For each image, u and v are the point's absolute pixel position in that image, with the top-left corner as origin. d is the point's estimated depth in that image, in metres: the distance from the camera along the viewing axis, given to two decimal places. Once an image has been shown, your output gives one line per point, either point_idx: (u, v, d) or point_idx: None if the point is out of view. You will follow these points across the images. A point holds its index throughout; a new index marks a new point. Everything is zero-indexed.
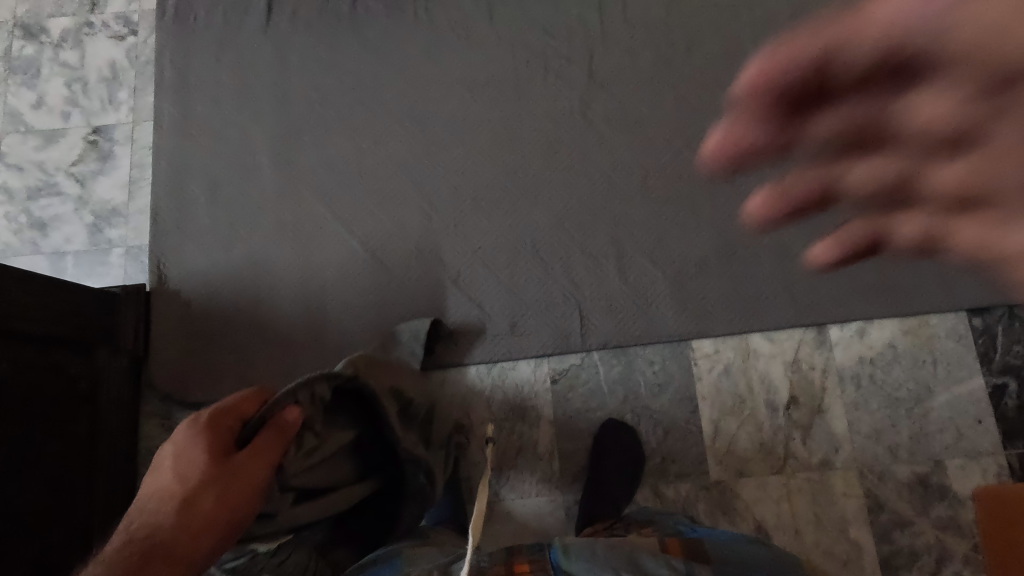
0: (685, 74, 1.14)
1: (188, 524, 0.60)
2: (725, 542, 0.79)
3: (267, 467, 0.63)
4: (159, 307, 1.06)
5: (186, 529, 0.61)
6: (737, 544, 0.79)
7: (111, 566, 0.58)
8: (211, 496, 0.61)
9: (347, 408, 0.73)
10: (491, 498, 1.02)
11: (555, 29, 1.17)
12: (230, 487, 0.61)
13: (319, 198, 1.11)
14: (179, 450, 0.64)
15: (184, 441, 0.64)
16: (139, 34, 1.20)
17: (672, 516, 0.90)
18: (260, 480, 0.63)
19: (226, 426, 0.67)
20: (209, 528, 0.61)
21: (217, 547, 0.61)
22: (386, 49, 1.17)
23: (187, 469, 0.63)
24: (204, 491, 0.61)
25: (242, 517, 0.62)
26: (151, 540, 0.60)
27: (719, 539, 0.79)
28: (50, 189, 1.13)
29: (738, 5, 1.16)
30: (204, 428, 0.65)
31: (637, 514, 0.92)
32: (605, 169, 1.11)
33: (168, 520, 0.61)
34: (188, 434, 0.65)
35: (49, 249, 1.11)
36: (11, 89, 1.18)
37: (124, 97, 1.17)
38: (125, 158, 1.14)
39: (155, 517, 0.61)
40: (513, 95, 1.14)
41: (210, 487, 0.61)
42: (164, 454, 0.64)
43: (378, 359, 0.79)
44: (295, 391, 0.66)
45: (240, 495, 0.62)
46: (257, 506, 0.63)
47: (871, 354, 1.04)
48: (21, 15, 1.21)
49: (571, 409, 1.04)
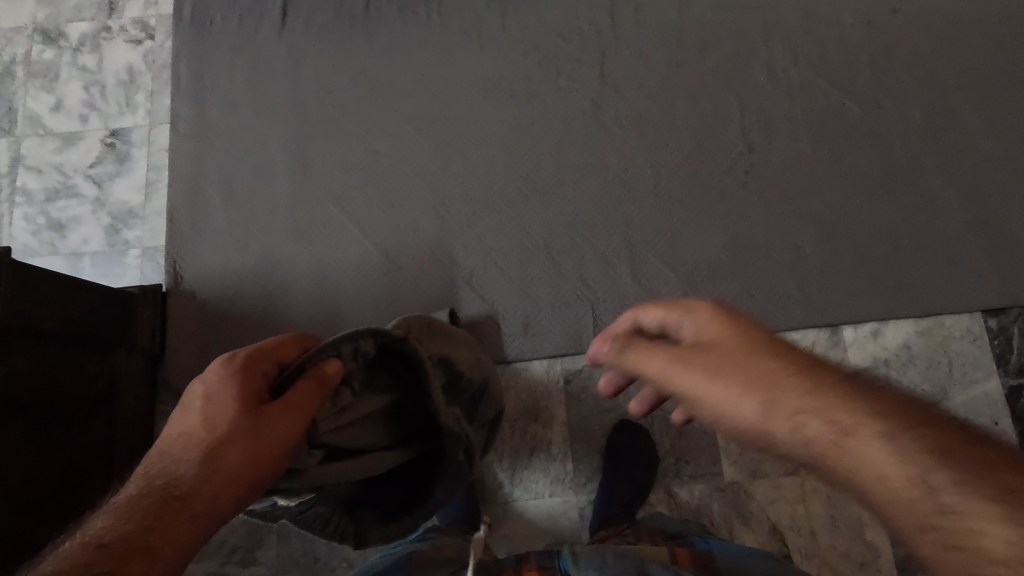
0: (697, 76, 1.15)
1: (211, 477, 0.55)
2: (736, 555, 0.78)
3: (300, 422, 0.57)
4: (174, 307, 1.07)
5: (208, 482, 0.55)
6: (749, 555, 0.78)
7: (124, 515, 0.52)
8: (238, 449, 0.56)
9: (390, 369, 0.68)
10: (505, 499, 1.01)
11: (567, 31, 1.18)
12: (258, 441, 0.56)
13: (333, 199, 1.12)
14: (211, 393, 0.58)
15: (219, 378, 0.59)
16: (156, 39, 1.22)
17: (684, 523, 0.90)
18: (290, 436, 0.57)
19: (262, 372, 0.61)
20: (233, 486, 0.55)
21: (239, 505, 0.56)
22: (400, 51, 1.18)
23: (216, 415, 0.58)
24: (231, 441, 0.56)
25: (267, 477, 0.56)
26: (169, 490, 0.55)
27: (730, 553, 0.79)
28: (69, 191, 1.15)
29: (747, 8, 1.17)
30: (239, 370, 0.60)
31: (649, 520, 0.91)
32: (617, 170, 1.11)
33: (190, 470, 0.55)
34: (221, 376, 0.59)
35: (67, 250, 1.12)
36: (30, 93, 1.19)
37: (141, 101, 1.19)
38: (142, 160, 1.16)
39: (178, 466, 0.56)
40: (525, 97, 1.15)
41: (238, 437, 0.56)
42: (194, 395, 0.59)
43: (427, 323, 0.73)
44: (338, 342, 0.60)
45: (269, 450, 0.56)
46: (285, 464, 0.57)
47: (886, 355, 1.04)
48: (40, 20, 1.23)
49: (585, 409, 1.04)
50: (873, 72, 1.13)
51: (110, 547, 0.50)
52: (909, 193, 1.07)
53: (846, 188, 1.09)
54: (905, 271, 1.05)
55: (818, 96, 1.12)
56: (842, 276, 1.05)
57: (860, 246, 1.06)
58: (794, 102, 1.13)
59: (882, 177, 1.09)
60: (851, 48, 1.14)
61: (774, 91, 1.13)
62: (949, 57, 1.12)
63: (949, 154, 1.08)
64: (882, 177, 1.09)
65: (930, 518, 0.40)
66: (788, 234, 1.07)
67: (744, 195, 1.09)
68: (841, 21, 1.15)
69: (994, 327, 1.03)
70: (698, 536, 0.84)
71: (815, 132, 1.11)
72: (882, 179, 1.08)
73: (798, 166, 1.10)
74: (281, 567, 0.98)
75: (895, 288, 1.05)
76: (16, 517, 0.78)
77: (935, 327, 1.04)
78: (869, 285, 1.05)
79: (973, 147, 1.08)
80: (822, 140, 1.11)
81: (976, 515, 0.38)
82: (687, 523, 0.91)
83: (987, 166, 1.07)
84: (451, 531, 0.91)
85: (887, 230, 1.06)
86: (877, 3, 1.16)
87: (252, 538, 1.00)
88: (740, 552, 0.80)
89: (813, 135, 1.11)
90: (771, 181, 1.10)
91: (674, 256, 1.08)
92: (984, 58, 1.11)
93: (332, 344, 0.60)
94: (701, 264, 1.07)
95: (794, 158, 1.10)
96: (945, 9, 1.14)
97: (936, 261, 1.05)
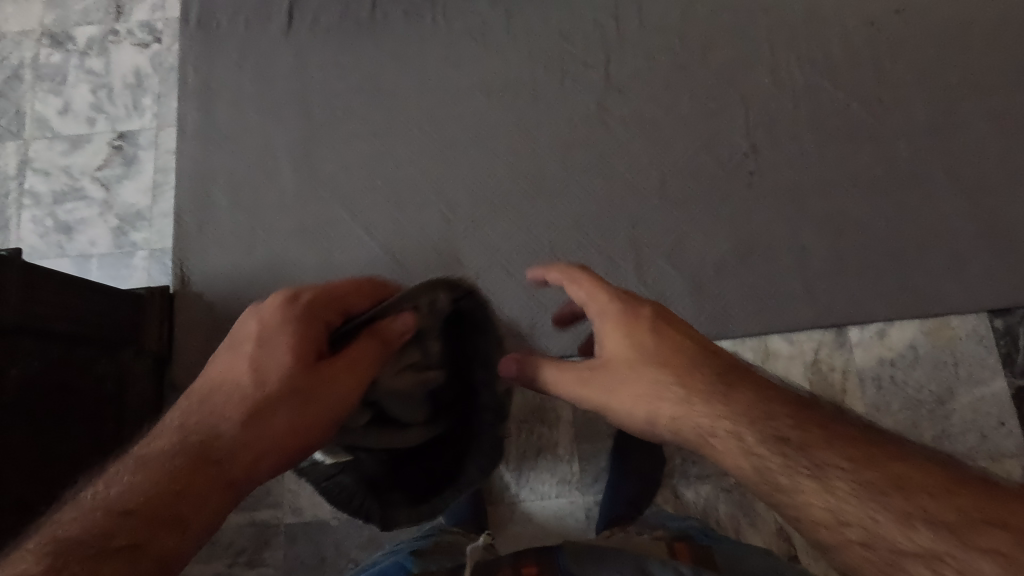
0: (702, 77, 1.15)
1: (254, 437, 0.57)
2: (734, 551, 0.79)
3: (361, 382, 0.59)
4: (182, 308, 1.07)
5: (251, 441, 0.57)
6: (749, 552, 0.79)
7: (164, 466, 0.53)
8: (290, 408, 0.58)
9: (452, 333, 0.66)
10: (511, 500, 1.01)
11: (572, 33, 1.18)
12: (314, 400, 0.58)
13: (340, 201, 1.13)
14: (267, 343, 0.60)
15: (278, 326, 0.60)
16: (163, 42, 1.22)
17: (685, 521, 0.90)
18: (348, 397, 0.59)
19: (323, 321, 0.62)
20: (271, 453, 0.57)
21: (278, 467, 0.58)
22: (405, 54, 1.19)
23: (269, 368, 0.59)
24: (282, 401, 0.58)
25: (315, 440, 0.59)
26: (210, 444, 0.56)
27: (727, 547, 0.80)
28: (76, 193, 1.15)
29: (752, 9, 1.17)
30: (302, 319, 0.61)
31: (652, 518, 0.92)
32: (623, 171, 1.12)
33: (233, 426, 0.57)
34: (282, 323, 0.61)
35: (74, 252, 1.12)
36: (38, 95, 1.20)
37: (148, 103, 1.19)
38: (149, 163, 1.16)
39: (217, 422, 0.57)
40: (531, 99, 1.16)
41: (291, 396, 0.58)
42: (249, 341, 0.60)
43: None
44: (414, 298, 0.61)
45: (318, 417, 0.59)
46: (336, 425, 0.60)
47: (892, 355, 1.04)
48: (48, 24, 1.24)
49: (591, 409, 1.04)
50: (877, 73, 1.13)
51: (135, 514, 0.50)
52: (915, 194, 1.08)
53: (851, 189, 1.09)
54: (911, 272, 1.05)
55: (823, 98, 1.13)
56: (847, 277, 1.06)
57: (865, 247, 1.07)
58: (799, 104, 1.13)
59: (887, 178, 1.09)
60: (856, 49, 1.14)
61: (779, 92, 1.14)
62: (954, 58, 1.12)
63: (954, 155, 1.08)
64: (888, 178, 1.09)
65: (799, 505, 0.51)
66: (793, 235, 1.08)
67: (749, 196, 1.10)
68: (845, 23, 1.15)
69: (1000, 327, 1.03)
70: (699, 533, 0.85)
71: (820, 133, 1.11)
72: (887, 180, 1.09)
73: (804, 167, 1.10)
74: (288, 568, 0.99)
75: (901, 288, 1.05)
76: (21, 518, 0.78)
77: (941, 327, 1.04)
78: (875, 285, 1.05)
79: (977, 147, 1.08)
80: (826, 141, 1.11)
81: (852, 499, 0.49)
82: (689, 521, 0.91)
83: (991, 167, 1.07)
84: (457, 530, 0.91)
85: (893, 231, 1.07)
86: (881, 4, 1.16)
87: (259, 539, 1.00)
88: (742, 551, 0.80)
89: (818, 136, 1.11)
90: (776, 181, 1.10)
91: (679, 257, 1.08)
92: (988, 59, 1.11)
93: (410, 299, 0.61)
94: (706, 265, 1.07)
95: (799, 159, 1.11)
96: (949, 10, 1.14)
97: (941, 262, 1.05)
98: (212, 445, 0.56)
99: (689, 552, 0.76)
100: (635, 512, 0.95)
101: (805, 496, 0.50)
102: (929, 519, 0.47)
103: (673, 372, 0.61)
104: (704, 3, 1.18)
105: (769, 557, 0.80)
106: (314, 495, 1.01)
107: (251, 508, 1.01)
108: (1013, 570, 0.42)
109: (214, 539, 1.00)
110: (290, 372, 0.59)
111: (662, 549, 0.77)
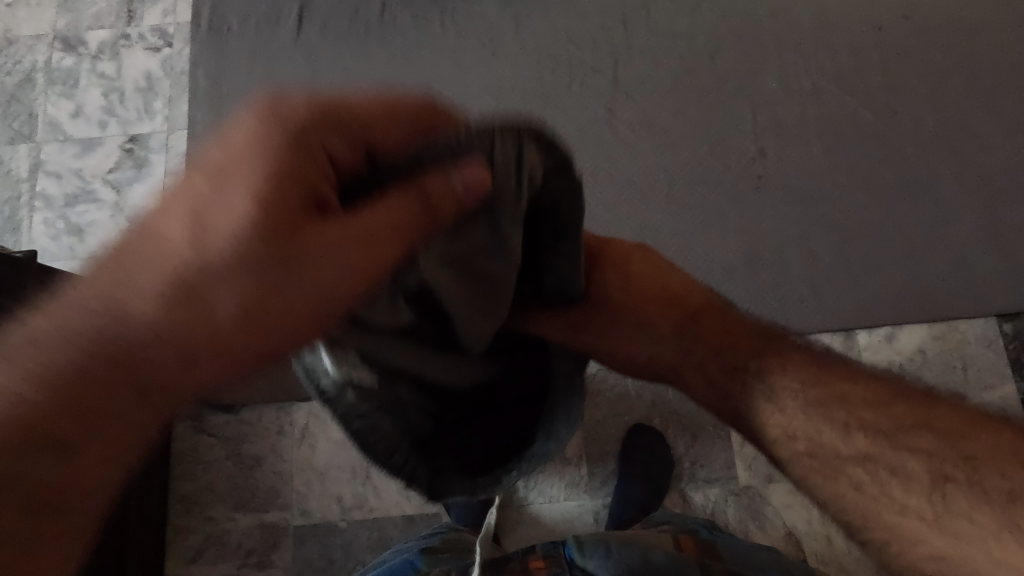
0: (710, 82, 1.16)
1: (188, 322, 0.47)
2: (736, 545, 0.81)
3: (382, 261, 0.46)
4: None
5: (184, 325, 0.47)
6: (754, 549, 0.80)
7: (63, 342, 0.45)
8: (247, 290, 0.47)
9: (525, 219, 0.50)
10: (520, 502, 1.01)
11: (580, 38, 1.19)
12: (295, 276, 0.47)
13: None
14: (243, 184, 0.46)
15: (267, 158, 0.46)
16: (174, 46, 1.23)
17: (690, 519, 0.91)
18: (335, 280, 0.47)
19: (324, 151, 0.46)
20: (206, 353, 0.48)
21: (215, 371, 0.48)
22: (414, 58, 1.20)
23: (234, 224, 0.46)
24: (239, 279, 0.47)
25: (279, 343, 0.49)
26: (123, 332, 0.46)
27: (729, 542, 0.82)
28: (88, 196, 1.16)
29: (760, 14, 1.18)
30: (297, 154, 0.46)
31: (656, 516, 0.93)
32: (631, 175, 1.12)
33: (163, 301, 0.47)
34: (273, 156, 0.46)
35: (86, 254, 1.13)
36: (50, 99, 1.21)
37: (159, 107, 1.20)
38: (160, 165, 1.17)
39: (145, 288, 0.47)
40: (539, 103, 1.16)
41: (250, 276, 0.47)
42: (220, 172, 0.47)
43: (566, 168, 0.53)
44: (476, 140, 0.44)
45: (287, 310, 0.48)
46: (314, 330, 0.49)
47: (901, 359, 1.04)
48: (60, 29, 1.25)
49: (599, 412, 1.04)
50: (885, 78, 1.13)
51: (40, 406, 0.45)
52: (923, 198, 1.08)
53: (859, 193, 1.09)
54: (919, 276, 1.05)
55: (830, 102, 1.13)
56: (856, 281, 1.06)
57: (873, 251, 1.07)
58: (806, 108, 1.13)
59: (895, 182, 1.09)
60: (864, 54, 1.14)
61: (787, 97, 1.14)
62: (962, 63, 1.12)
63: (962, 159, 1.08)
64: (895, 182, 1.09)
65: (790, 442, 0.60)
66: (802, 239, 1.08)
67: (757, 199, 1.10)
68: (852, 27, 1.16)
69: (1010, 332, 1.02)
70: (701, 527, 0.86)
71: (828, 137, 1.12)
72: (895, 184, 1.09)
73: (811, 171, 1.11)
74: (297, 569, 0.99)
75: (909, 292, 1.05)
76: None
77: (950, 331, 1.04)
78: (883, 289, 1.05)
79: (985, 152, 1.08)
80: (834, 145, 1.11)
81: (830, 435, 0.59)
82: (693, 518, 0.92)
83: (1000, 171, 1.07)
84: (465, 531, 0.92)
85: (901, 235, 1.07)
86: (889, 9, 1.16)
87: (268, 541, 1.00)
88: (746, 546, 0.81)
89: (826, 140, 1.12)
90: (784, 185, 1.10)
91: (688, 261, 1.08)
92: (996, 64, 1.12)
93: (473, 140, 0.43)
94: (714, 269, 1.08)
95: (807, 163, 1.11)
96: (957, 14, 1.14)
97: (950, 265, 1.05)
98: (121, 327, 0.46)
99: (692, 545, 0.78)
100: (640, 512, 0.96)
101: (763, 417, 0.62)
102: (868, 429, 0.58)
103: (654, 312, 0.66)
104: (712, 7, 1.19)
105: (773, 556, 0.81)
106: (323, 497, 1.01)
107: (261, 510, 1.01)
108: (931, 462, 0.55)
109: (223, 540, 1.00)
110: (266, 232, 0.46)
111: (665, 539, 0.79)
